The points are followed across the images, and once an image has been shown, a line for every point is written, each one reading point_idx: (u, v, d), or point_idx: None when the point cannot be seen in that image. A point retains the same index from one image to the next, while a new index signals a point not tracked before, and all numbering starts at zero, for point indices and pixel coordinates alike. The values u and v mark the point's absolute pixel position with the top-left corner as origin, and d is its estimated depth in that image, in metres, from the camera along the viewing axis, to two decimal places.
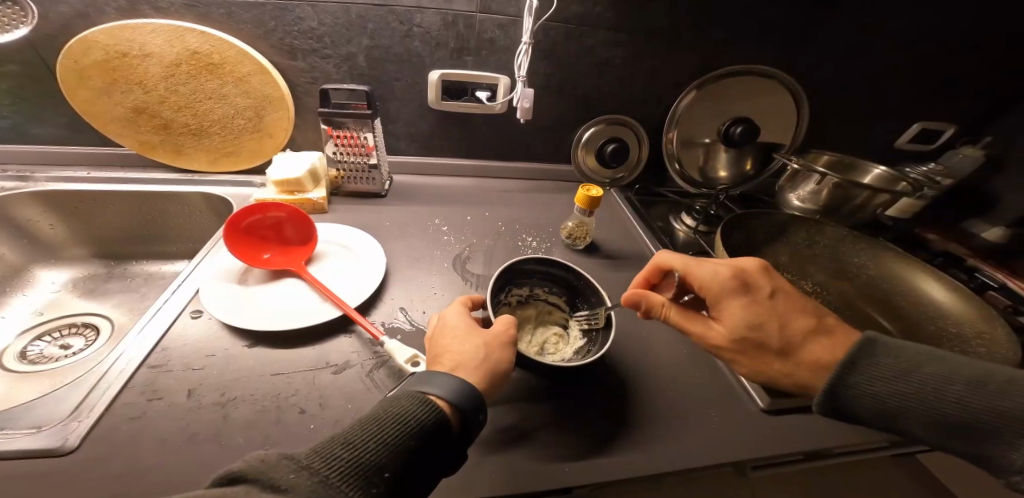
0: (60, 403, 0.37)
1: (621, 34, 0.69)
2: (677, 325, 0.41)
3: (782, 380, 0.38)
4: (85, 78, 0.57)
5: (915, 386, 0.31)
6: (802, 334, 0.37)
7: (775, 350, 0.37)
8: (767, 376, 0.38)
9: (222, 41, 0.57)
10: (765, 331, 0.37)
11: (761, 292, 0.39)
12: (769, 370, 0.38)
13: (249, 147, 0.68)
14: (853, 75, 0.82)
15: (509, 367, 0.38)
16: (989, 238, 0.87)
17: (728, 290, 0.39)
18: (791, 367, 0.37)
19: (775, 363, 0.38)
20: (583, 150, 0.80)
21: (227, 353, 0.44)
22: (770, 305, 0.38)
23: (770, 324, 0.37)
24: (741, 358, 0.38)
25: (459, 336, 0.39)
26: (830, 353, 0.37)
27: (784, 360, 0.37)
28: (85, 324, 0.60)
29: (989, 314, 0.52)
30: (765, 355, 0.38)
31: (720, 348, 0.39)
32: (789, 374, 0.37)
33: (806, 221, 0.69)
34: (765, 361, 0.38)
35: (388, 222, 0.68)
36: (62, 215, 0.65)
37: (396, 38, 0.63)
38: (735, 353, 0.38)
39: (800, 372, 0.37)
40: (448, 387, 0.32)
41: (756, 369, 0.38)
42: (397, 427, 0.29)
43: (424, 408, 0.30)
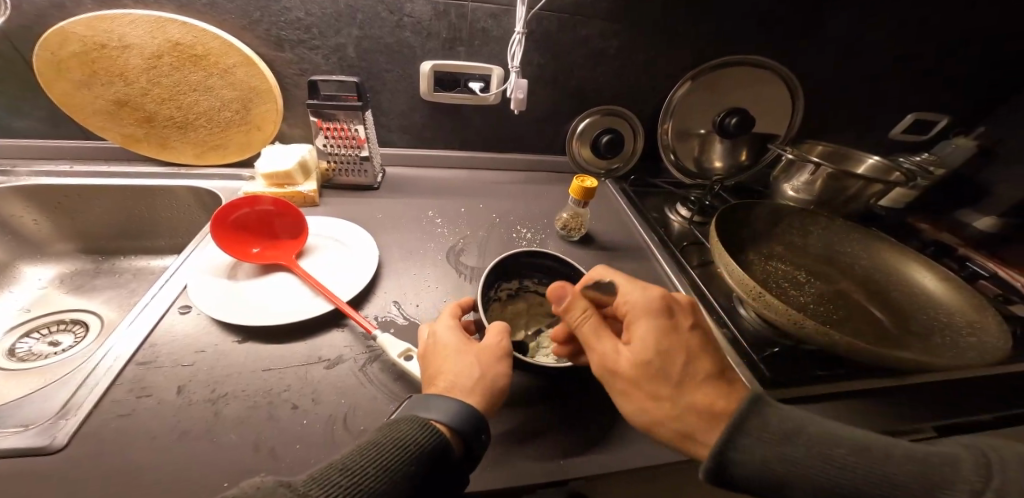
0: (47, 401, 0.37)
1: (615, 25, 0.68)
2: (588, 337, 0.38)
3: (666, 429, 0.35)
4: (64, 70, 0.56)
5: (808, 449, 0.29)
6: (699, 377, 0.35)
7: (668, 386, 0.35)
8: (650, 417, 0.35)
9: (205, 32, 0.55)
10: (669, 363, 0.36)
11: (676, 320, 0.38)
12: (654, 409, 0.35)
13: (237, 141, 0.66)
14: (853, 76, 0.83)
15: (507, 382, 0.38)
16: (983, 227, 0.88)
17: (648, 311, 0.38)
18: (680, 410, 0.34)
19: (665, 403, 0.35)
20: (577, 142, 0.80)
21: (217, 349, 0.44)
22: (684, 338, 0.37)
23: (675, 355, 0.36)
24: (635, 388, 0.36)
25: (453, 353, 0.38)
26: (721, 404, 0.34)
27: (674, 401, 0.34)
28: (74, 320, 0.60)
29: (980, 304, 0.52)
30: (658, 390, 0.35)
31: (618, 372, 0.36)
32: (673, 419, 0.34)
33: (799, 210, 0.69)
34: (657, 396, 0.35)
35: (380, 214, 0.67)
36: (45, 211, 0.64)
37: (386, 28, 0.62)
38: (631, 381, 0.36)
39: (684, 423, 0.34)
40: (447, 411, 0.32)
41: (642, 404, 0.35)
42: (395, 452, 0.29)
43: (423, 432, 0.30)
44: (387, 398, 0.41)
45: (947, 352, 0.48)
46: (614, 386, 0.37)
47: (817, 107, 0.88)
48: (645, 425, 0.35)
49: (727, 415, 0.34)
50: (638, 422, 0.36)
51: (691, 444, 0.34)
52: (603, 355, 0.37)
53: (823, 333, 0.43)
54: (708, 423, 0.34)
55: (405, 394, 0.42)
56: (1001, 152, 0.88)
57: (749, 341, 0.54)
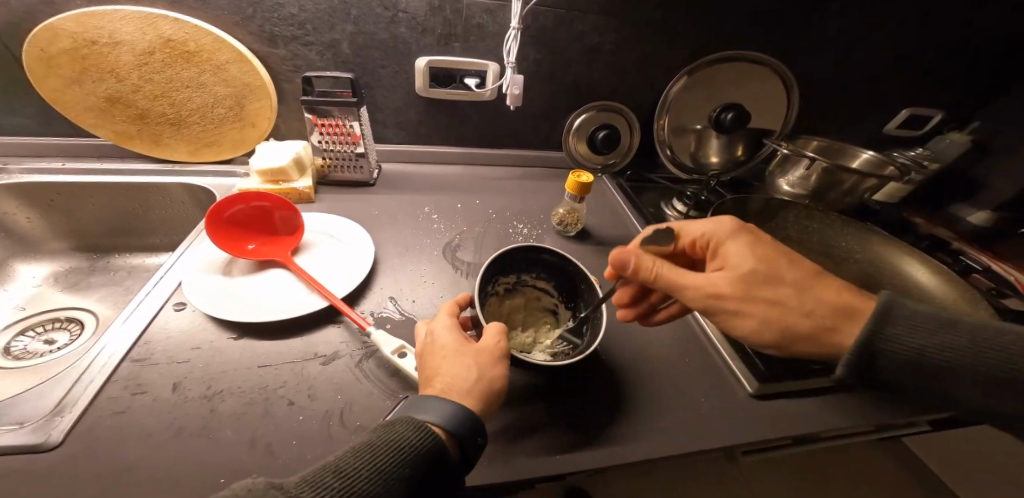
0: (42, 399, 0.37)
1: (611, 20, 0.68)
2: (675, 272, 0.38)
3: (807, 334, 0.34)
4: (53, 67, 0.55)
5: (962, 340, 0.32)
6: (812, 275, 0.36)
7: (788, 287, 0.35)
8: (779, 324, 0.35)
9: (197, 28, 0.55)
10: (773, 266, 0.36)
11: (758, 234, 0.39)
12: (783, 313, 0.35)
13: (231, 137, 0.66)
14: (854, 75, 0.84)
15: (505, 383, 0.37)
16: (976, 221, 0.90)
17: (730, 233, 0.39)
18: (809, 302, 0.35)
19: (792, 300, 0.35)
20: (574, 137, 0.79)
21: (212, 346, 0.44)
22: (774, 245, 0.38)
23: (775, 259, 0.37)
24: (751, 302, 0.35)
25: (451, 355, 0.37)
26: (846, 297, 0.35)
27: (800, 297, 0.35)
28: (69, 319, 0.60)
29: (974, 298, 0.53)
30: (778, 291, 0.35)
31: (724, 294, 0.36)
32: (806, 313, 0.34)
33: (794, 206, 0.69)
34: (778, 298, 0.35)
35: (376, 211, 0.67)
36: (37, 209, 0.63)
37: (381, 24, 0.62)
38: (741, 298, 0.35)
39: (820, 318, 0.34)
40: (442, 414, 0.31)
41: (767, 314, 0.35)
42: (390, 455, 0.28)
43: (418, 434, 0.30)
44: (383, 394, 0.42)
45: None
46: (726, 310, 0.36)
47: (817, 106, 0.89)
48: (780, 336, 0.35)
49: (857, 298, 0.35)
50: (773, 337, 0.35)
51: (837, 335, 0.34)
52: (700, 281, 0.37)
53: None
54: (847, 315, 0.35)
55: (400, 390, 0.42)
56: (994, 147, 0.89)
57: None
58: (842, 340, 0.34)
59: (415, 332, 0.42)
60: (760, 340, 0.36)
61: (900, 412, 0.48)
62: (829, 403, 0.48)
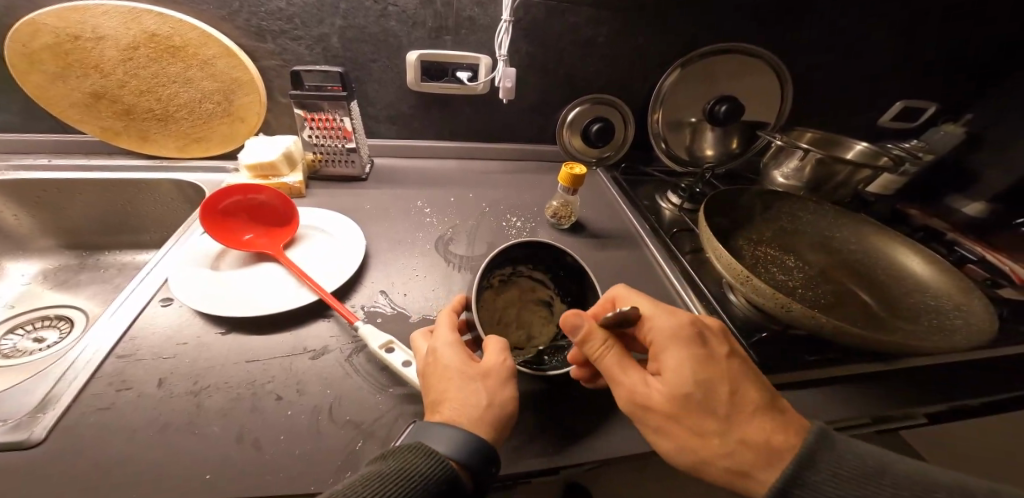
0: (24, 396, 0.36)
1: (603, 12, 0.67)
2: (612, 367, 0.37)
3: (717, 471, 0.33)
4: (37, 62, 0.55)
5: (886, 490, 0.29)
6: (748, 409, 0.33)
7: (714, 420, 0.33)
8: (693, 453, 0.34)
9: (183, 23, 0.54)
10: (709, 394, 0.34)
11: (708, 346, 0.36)
12: (700, 445, 0.33)
13: (220, 133, 0.66)
14: (850, 72, 0.84)
15: (515, 407, 0.36)
16: (971, 212, 0.89)
17: (680, 338, 0.36)
18: (731, 445, 0.32)
19: (714, 437, 0.33)
20: (568, 131, 0.80)
21: (200, 341, 0.43)
22: (721, 365, 0.35)
23: (716, 384, 0.34)
24: (672, 424, 0.34)
25: (455, 377, 0.36)
26: (777, 445, 0.32)
27: (720, 437, 0.33)
28: (59, 316, 0.59)
29: (968, 288, 0.52)
30: (701, 422, 0.33)
31: (650, 409, 0.35)
32: (723, 455, 0.33)
33: (791, 197, 0.68)
34: (700, 430, 0.33)
35: (368, 205, 0.67)
36: (26, 207, 0.63)
37: (370, 18, 0.61)
38: (666, 416, 0.34)
39: (738, 461, 0.32)
40: (454, 442, 0.30)
41: (685, 441, 0.34)
42: (399, 483, 0.27)
43: (429, 461, 0.29)
44: (372, 388, 0.41)
45: (934, 335, 0.48)
46: (647, 422, 0.35)
47: (817, 106, 0.89)
48: (691, 464, 0.34)
49: (786, 447, 0.32)
50: (686, 461, 0.34)
51: (748, 483, 0.32)
52: (630, 387, 0.36)
53: (809, 317, 0.43)
54: (768, 459, 0.32)
55: (391, 384, 0.42)
56: (990, 139, 0.89)
57: (738, 326, 0.54)
58: (748, 487, 0.32)
59: (415, 346, 0.41)
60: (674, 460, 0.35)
61: (893, 403, 0.47)
62: (822, 396, 0.47)
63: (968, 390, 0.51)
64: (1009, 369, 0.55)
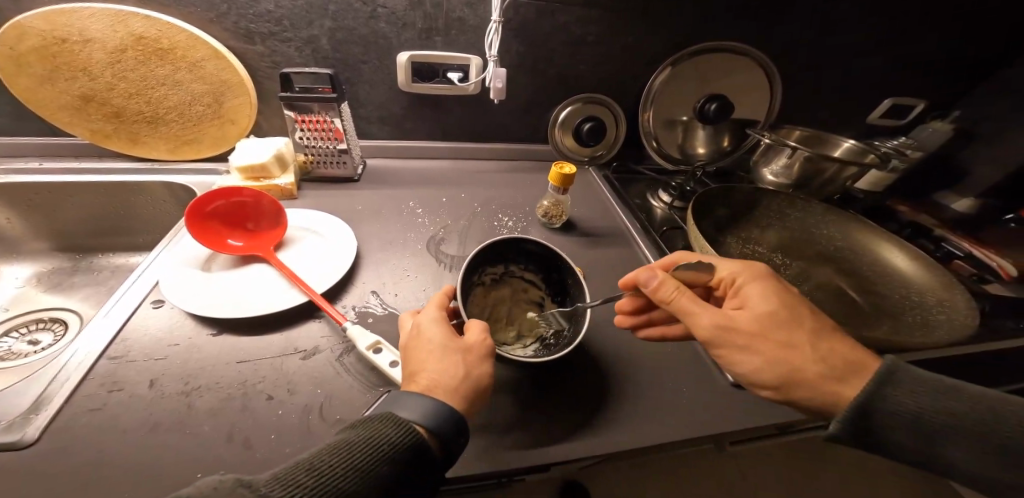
0: (17, 398, 0.37)
1: (592, 11, 0.67)
2: (690, 304, 0.38)
3: (808, 379, 0.34)
4: (25, 65, 0.55)
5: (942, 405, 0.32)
6: (829, 328, 0.36)
7: (800, 329, 0.35)
8: (787, 364, 0.34)
9: (171, 25, 0.55)
10: (792, 312, 0.36)
11: (781, 279, 0.40)
12: (791, 356, 0.34)
13: (211, 135, 0.66)
14: (840, 70, 0.85)
15: (492, 381, 0.37)
16: (960, 208, 0.91)
17: (753, 276, 0.39)
18: (820, 351, 0.34)
19: (804, 347, 0.34)
20: (560, 130, 0.80)
21: (191, 342, 0.44)
22: (794, 294, 0.38)
23: (795, 306, 0.37)
24: (764, 342, 0.35)
25: (436, 349, 0.36)
26: (860, 352, 0.35)
27: (813, 346, 0.34)
28: (53, 319, 0.60)
29: (951, 284, 0.53)
30: (790, 332, 0.35)
31: (735, 330, 0.36)
32: (813, 360, 0.34)
33: (779, 195, 0.69)
34: (789, 341, 0.35)
35: (360, 206, 0.67)
36: (18, 210, 0.63)
37: (360, 19, 0.61)
38: (754, 335, 0.35)
39: (829, 368, 0.34)
40: (425, 410, 0.31)
41: (777, 355, 0.34)
42: (366, 452, 0.28)
43: (397, 430, 0.29)
44: (362, 387, 0.42)
45: (917, 331, 0.49)
46: (731, 344, 0.36)
47: (807, 105, 0.90)
48: (782, 379, 0.34)
49: (860, 361, 0.34)
50: (777, 376, 0.34)
51: (831, 387, 0.33)
52: (714, 316, 0.36)
53: None
54: (850, 369, 0.34)
55: (381, 385, 0.42)
56: (978, 136, 0.89)
57: None
58: (840, 392, 0.33)
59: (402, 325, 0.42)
60: (764, 381, 0.35)
61: None
62: None
63: None
64: (992, 362, 0.56)
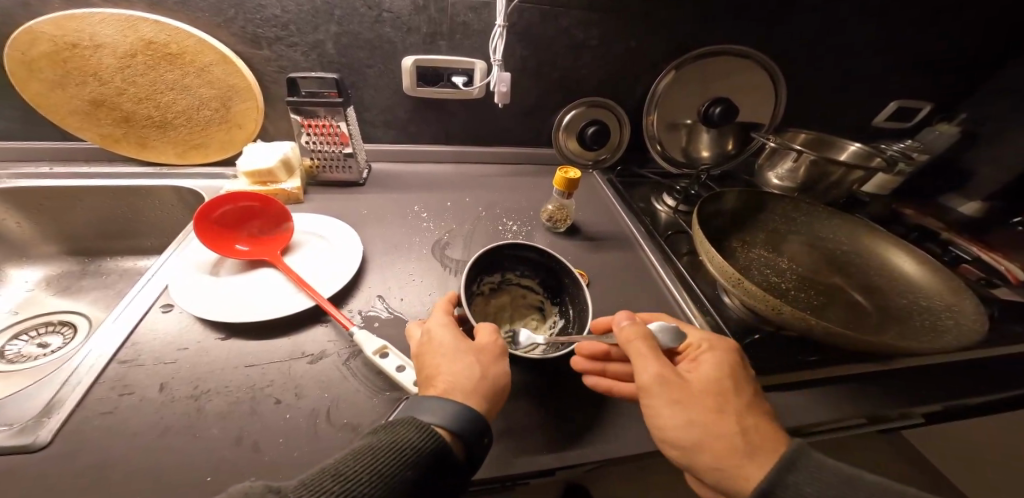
0: (30, 401, 0.37)
1: (596, 14, 0.67)
2: (645, 351, 0.38)
3: (718, 450, 0.32)
4: (36, 70, 0.56)
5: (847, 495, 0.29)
6: (762, 414, 0.35)
7: (733, 403, 0.35)
8: (704, 428, 0.33)
9: (180, 31, 0.55)
10: (734, 389, 0.36)
11: (745, 364, 0.40)
12: (714, 425, 0.33)
13: (218, 139, 0.66)
14: (844, 72, 0.84)
15: (508, 381, 0.37)
16: (968, 211, 0.90)
17: (716, 347, 0.40)
18: (744, 428, 0.33)
19: (728, 419, 0.33)
20: (564, 133, 0.80)
21: (200, 346, 0.44)
22: (745, 379, 0.38)
23: (740, 386, 0.37)
24: (697, 405, 0.34)
25: (450, 352, 0.37)
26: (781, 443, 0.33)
27: (736, 418, 0.34)
28: (62, 322, 0.60)
29: (959, 289, 0.53)
30: (721, 403, 0.35)
31: (677, 385, 0.35)
32: (734, 432, 0.33)
33: (784, 199, 0.69)
34: (715, 411, 0.34)
35: (365, 210, 0.67)
36: (27, 214, 0.63)
37: (365, 24, 0.62)
38: (690, 394, 0.35)
39: (748, 443, 0.32)
40: (446, 413, 0.31)
41: (702, 420, 0.34)
42: (390, 456, 0.28)
43: (420, 434, 0.29)
44: (368, 392, 0.42)
45: (926, 335, 0.49)
46: (667, 396, 0.35)
47: (811, 107, 0.90)
48: (693, 441, 0.33)
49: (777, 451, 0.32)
50: (692, 438, 0.33)
51: (738, 466, 0.32)
52: (663, 368, 0.36)
53: (799, 318, 0.43)
54: (764, 449, 0.32)
55: (387, 388, 0.43)
56: (986, 137, 0.88)
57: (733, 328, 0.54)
58: (748, 474, 0.31)
59: (410, 334, 0.42)
60: (676, 440, 0.34)
61: (889, 402, 0.48)
62: (818, 396, 0.48)
63: (959, 389, 0.52)
64: (1000, 366, 0.55)
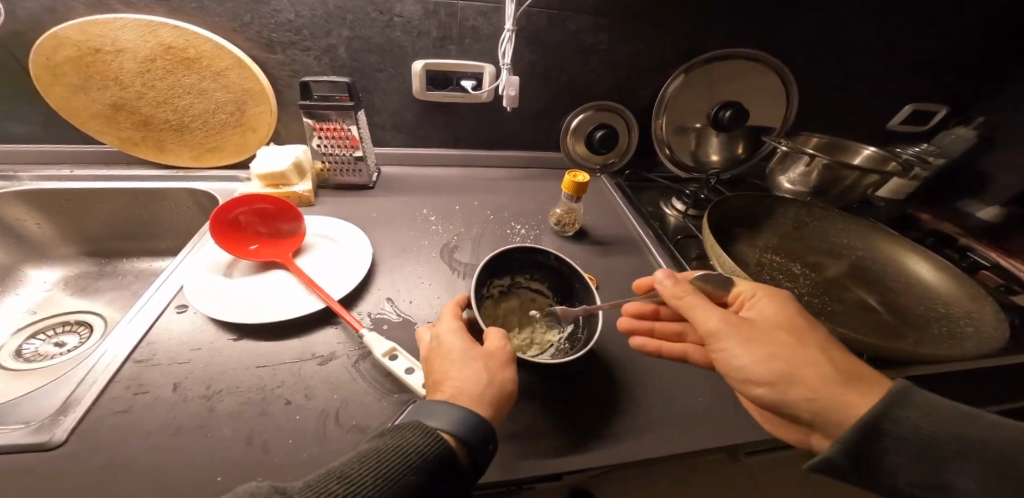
0: (48, 399, 0.38)
1: (606, 18, 0.68)
2: (698, 298, 0.38)
3: (809, 378, 0.32)
4: (60, 74, 0.57)
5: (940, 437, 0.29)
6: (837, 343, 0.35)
7: (807, 335, 0.34)
8: (787, 359, 0.32)
9: (198, 36, 0.56)
10: (802, 324, 0.36)
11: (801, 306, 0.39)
12: (796, 355, 0.33)
13: (233, 142, 0.68)
14: (856, 75, 0.84)
15: (515, 388, 0.37)
16: (985, 216, 0.86)
17: (766, 291, 0.40)
18: (825, 355, 0.33)
19: (808, 350, 0.33)
20: (572, 137, 0.80)
21: (212, 346, 0.45)
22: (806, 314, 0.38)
23: (805, 321, 0.36)
24: (773, 340, 0.34)
25: (458, 358, 0.37)
26: (867, 370, 0.33)
27: (817, 350, 0.33)
28: (79, 322, 0.61)
29: (979, 296, 0.52)
30: (797, 336, 0.34)
31: (744, 325, 0.35)
32: (819, 360, 0.32)
33: (796, 203, 0.68)
34: (795, 343, 0.34)
35: (374, 213, 0.68)
36: (47, 215, 0.65)
37: (376, 28, 0.63)
38: (760, 330, 0.35)
39: (836, 369, 0.32)
40: (451, 418, 0.31)
41: (781, 353, 0.33)
42: (396, 460, 0.27)
43: (426, 439, 0.29)
44: (377, 393, 0.42)
45: (945, 342, 0.48)
46: (737, 336, 0.35)
47: (822, 110, 0.89)
48: (779, 374, 0.32)
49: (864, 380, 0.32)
50: (777, 372, 0.32)
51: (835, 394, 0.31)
52: (722, 311, 0.36)
53: None
54: (854, 378, 0.32)
55: (395, 391, 0.43)
56: (1003, 141, 0.86)
57: None
58: (844, 397, 0.30)
59: (420, 338, 0.42)
60: (761, 378, 0.33)
61: None
62: None
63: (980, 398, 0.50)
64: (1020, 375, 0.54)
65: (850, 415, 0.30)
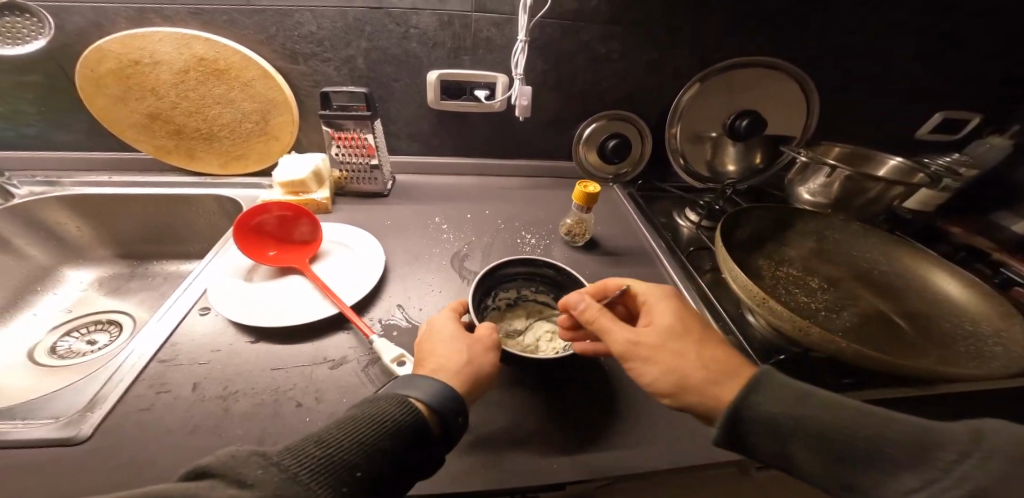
0: (78, 395, 0.40)
1: (620, 26, 0.68)
2: (605, 320, 0.39)
3: (697, 383, 0.35)
4: (102, 85, 0.61)
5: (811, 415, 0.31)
6: (717, 341, 0.38)
7: (693, 341, 0.37)
8: (679, 371, 0.35)
9: (227, 48, 0.59)
10: (690, 329, 0.38)
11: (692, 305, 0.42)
12: (681, 364, 0.36)
13: (257, 150, 0.70)
14: (881, 81, 0.81)
15: (494, 371, 0.37)
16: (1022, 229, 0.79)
17: (659, 298, 0.42)
18: (704, 359, 0.36)
19: (690, 357, 0.36)
20: (584, 146, 0.81)
21: (231, 348, 0.46)
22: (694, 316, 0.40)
23: (694, 326, 0.39)
24: (668, 356, 0.36)
25: (445, 339, 0.39)
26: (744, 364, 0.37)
27: (699, 355, 0.36)
28: (109, 321, 0.65)
29: (1008, 313, 0.49)
30: (684, 346, 0.37)
31: (642, 343, 0.37)
32: (701, 367, 0.35)
33: (817, 215, 0.66)
34: (680, 354, 0.36)
35: (389, 221, 0.69)
36: (86, 219, 0.69)
37: (393, 40, 0.64)
38: (656, 347, 0.37)
39: (710, 370, 0.35)
40: (428, 390, 0.32)
41: (673, 365, 0.36)
42: (371, 427, 0.28)
43: (401, 410, 0.30)
44: None
45: (967, 361, 0.45)
46: (640, 357, 0.37)
47: (846, 117, 0.86)
48: (675, 388, 0.35)
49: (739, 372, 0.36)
50: (674, 384, 0.35)
51: (715, 388, 0.34)
52: (624, 332, 0.38)
53: (829, 339, 0.41)
54: (729, 373, 0.35)
55: None
56: None
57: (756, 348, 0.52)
58: (721, 395, 0.34)
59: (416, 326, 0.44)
60: (663, 390, 0.36)
61: None
62: None
63: None
64: None
65: (716, 404, 0.34)
